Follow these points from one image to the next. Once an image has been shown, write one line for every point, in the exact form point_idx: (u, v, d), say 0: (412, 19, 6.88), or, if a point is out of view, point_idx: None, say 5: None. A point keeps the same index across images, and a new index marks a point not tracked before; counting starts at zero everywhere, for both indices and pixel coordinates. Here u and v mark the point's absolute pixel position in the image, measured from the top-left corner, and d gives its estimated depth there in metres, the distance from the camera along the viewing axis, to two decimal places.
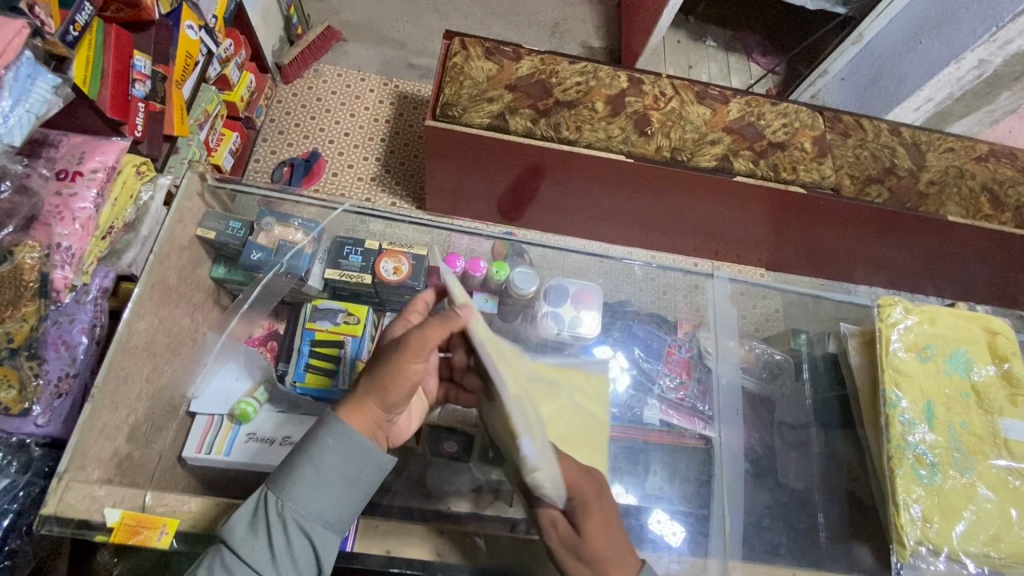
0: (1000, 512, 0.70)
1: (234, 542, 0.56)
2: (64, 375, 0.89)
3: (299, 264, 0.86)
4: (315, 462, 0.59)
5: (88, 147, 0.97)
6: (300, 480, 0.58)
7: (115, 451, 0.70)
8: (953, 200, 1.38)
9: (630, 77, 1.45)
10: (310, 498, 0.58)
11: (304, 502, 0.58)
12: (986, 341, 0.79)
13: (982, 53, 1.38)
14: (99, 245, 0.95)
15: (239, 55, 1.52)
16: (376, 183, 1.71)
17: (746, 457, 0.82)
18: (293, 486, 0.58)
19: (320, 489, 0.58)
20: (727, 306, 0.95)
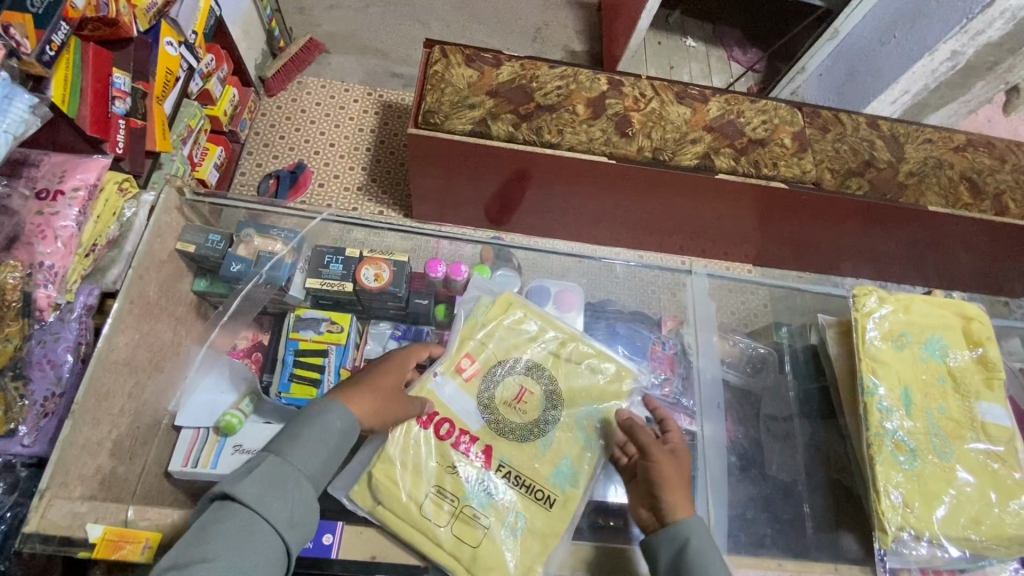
0: (979, 493, 0.71)
1: (236, 494, 0.55)
2: (50, 395, 0.88)
3: (278, 274, 0.87)
4: (317, 425, 0.62)
5: (69, 165, 0.97)
6: (303, 441, 0.60)
7: (98, 466, 0.70)
8: (933, 190, 1.40)
9: (610, 79, 1.47)
10: (310, 458, 0.60)
11: (305, 459, 0.59)
12: (960, 326, 0.80)
13: (954, 45, 1.40)
14: (82, 262, 0.95)
15: (221, 69, 1.52)
16: (363, 192, 1.72)
17: (732, 450, 0.83)
18: (294, 445, 0.60)
19: (317, 451, 0.60)
20: (707, 301, 0.96)
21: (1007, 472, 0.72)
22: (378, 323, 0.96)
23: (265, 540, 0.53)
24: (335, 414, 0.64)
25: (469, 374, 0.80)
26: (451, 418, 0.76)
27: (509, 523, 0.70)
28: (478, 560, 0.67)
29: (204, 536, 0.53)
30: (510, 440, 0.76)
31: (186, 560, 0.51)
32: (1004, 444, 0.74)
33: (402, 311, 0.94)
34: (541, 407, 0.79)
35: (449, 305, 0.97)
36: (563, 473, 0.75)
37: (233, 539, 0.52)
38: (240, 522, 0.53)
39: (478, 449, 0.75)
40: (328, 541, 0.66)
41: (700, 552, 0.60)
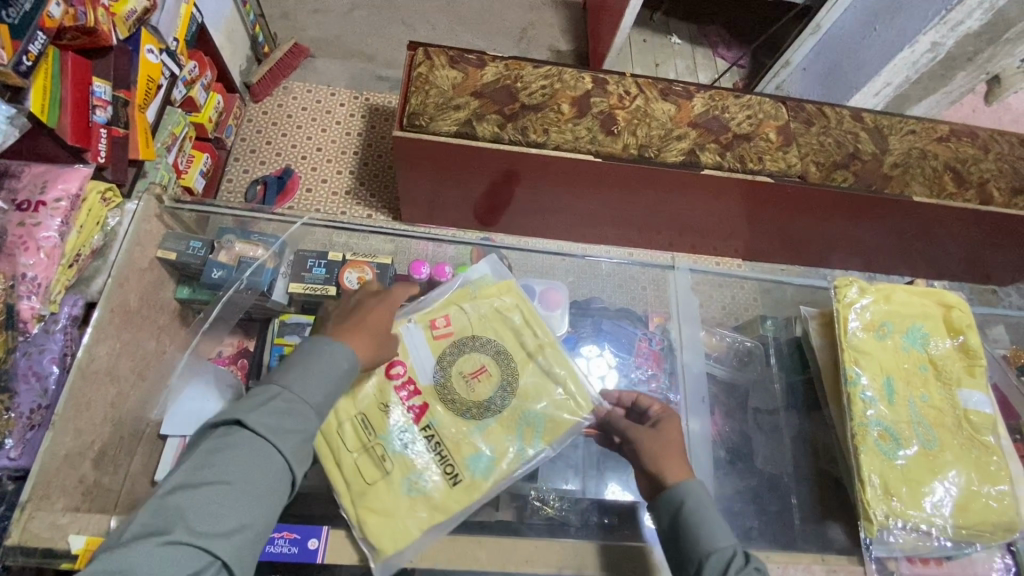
0: (963, 480, 0.71)
1: (247, 421, 0.56)
2: (37, 407, 0.87)
3: (260, 279, 0.87)
4: (324, 362, 0.62)
5: (50, 176, 0.97)
6: (311, 377, 0.61)
7: (81, 477, 0.70)
8: (918, 180, 1.41)
9: (594, 78, 1.47)
10: (316, 393, 0.60)
11: (311, 393, 0.60)
12: (941, 315, 0.81)
13: (934, 36, 1.41)
14: (66, 273, 0.94)
15: (204, 76, 1.51)
16: (351, 196, 1.72)
17: (722, 445, 0.83)
18: (302, 377, 0.60)
19: (323, 387, 0.61)
20: (689, 296, 0.97)
21: (992, 459, 0.73)
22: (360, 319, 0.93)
23: (275, 465, 0.56)
24: (339, 352, 0.63)
25: (438, 333, 0.81)
26: (406, 364, 0.78)
27: (409, 483, 0.71)
28: (367, 499, 0.69)
29: (216, 458, 0.54)
30: (447, 408, 0.77)
31: (199, 479, 0.53)
32: (987, 431, 0.74)
33: None
34: (492, 394, 0.78)
35: None
36: (481, 460, 0.74)
37: (244, 465, 0.54)
38: (251, 448, 0.55)
39: (416, 402, 0.77)
40: (314, 547, 0.66)
41: (699, 513, 0.62)
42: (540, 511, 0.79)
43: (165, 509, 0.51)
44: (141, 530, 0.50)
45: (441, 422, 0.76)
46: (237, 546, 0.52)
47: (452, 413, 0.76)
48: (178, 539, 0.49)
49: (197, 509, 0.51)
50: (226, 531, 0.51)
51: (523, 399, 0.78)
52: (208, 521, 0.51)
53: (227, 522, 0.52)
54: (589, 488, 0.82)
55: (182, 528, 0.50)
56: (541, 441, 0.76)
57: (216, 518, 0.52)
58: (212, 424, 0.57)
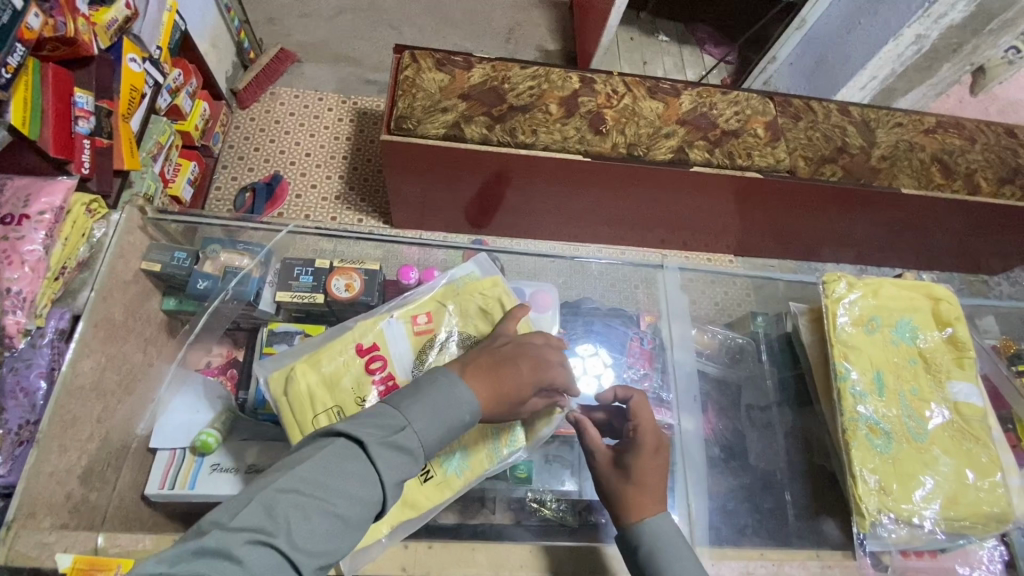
0: (954, 472, 0.72)
1: (369, 448, 0.53)
2: (24, 423, 0.86)
3: (246, 288, 0.87)
4: (448, 404, 0.58)
5: (33, 189, 0.95)
6: (431, 414, 0.57)
7: (69, 494, 0.69)
8: (905, 173, 1.41)
9: (582, 77, 1.47)
10: (431, 435, 0.57)
11: (430, 437, 0.57)
12: (929, 307, 0.81)
13: (918, 29, 1.42)
14: (52, 286, 0.93)
15: (189, 84, 1.50)
16: (341, 201, 1.71)
17: (716, 442, 0.83)
18: (428, 417, 0.57)
19: (439, 431, 0.57)
20: (679, 294, 0.97)
21: (982, 450, 0.73)
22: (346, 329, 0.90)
23: (371, 497, 0.52)
24: (466, 400, 0.59)
25: (419, 329, 0.79)
26: (385, 359, 0.77)
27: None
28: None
29: (330, 475, 0.51)
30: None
31: (312, 490, 0.50)
32: (976, 422, 0.75)
33: None
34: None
35: None
36: (455, 458, 0.71)
37: (347, 488, 0.51)
38: (363, 477, 0.52)
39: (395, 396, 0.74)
40: None
41: (657, 554, 0.62)
42: (537, 512, 0.80)
43: (274, 509, 0.48)
44: (247, 523, 0.47)
45: None
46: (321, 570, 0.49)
47: None
48: (277, 546, 0.47)
49: (300, 521, 0.49)
50: (318, 553, 0.49)
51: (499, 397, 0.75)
52: (308, 538, 0.49)
53: (319, 543, 0.49)
54: (587, 489, 0.81)
55: (284, 537, 0.48)
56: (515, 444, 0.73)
57: (313, 537, 0.49)
58: (334, 432, 0.54)
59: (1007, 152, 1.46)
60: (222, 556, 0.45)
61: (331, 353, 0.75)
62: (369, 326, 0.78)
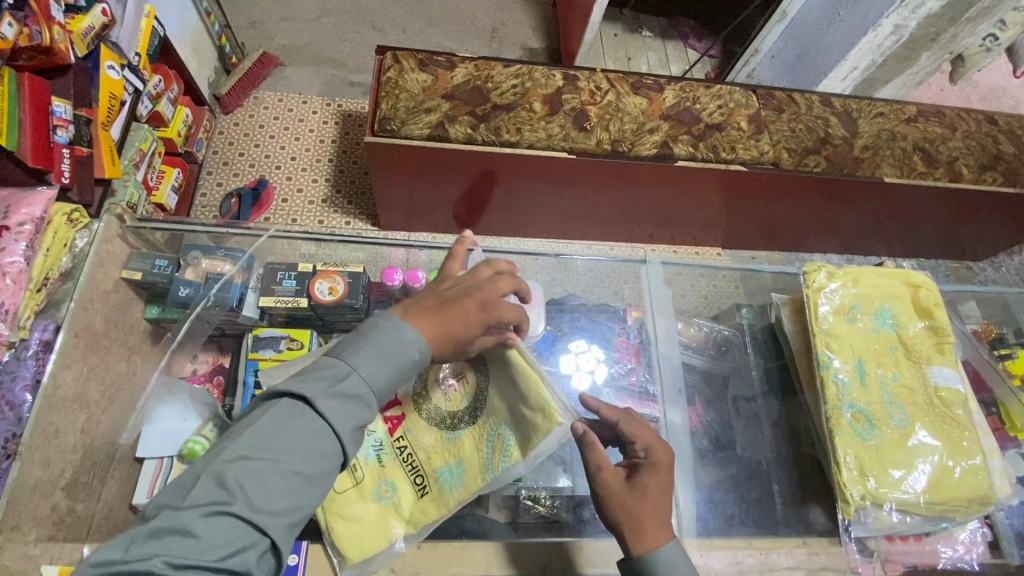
0: (936, 456, 0.72)
1: (314, 403, 0.51)
2: (12, 435, 0.83)
3: (227, 295, 0.87)
4: (394, 341, 0.55)
5: (13, 200, 0.95)
6: (379, 357, 0.54)
7: (54, 506, 0.69)
8: (888, 162, 1.42)
9: (565, 75, 1.47)
10: (382, 376, 0.54)
11: (379, 377, 0.54)
12: (909, 295, 0.82)
13: (896, 19, 1.43)
14: (34, 297, 0.92)
15: (170, 90, 1.49)
16: (327, 204, 1.70)
17: (704, 434, 0.84)
18: (372, 361, 0.54)
19: (390, 370, 0.54)
20: (662, 288, 0.95)
21: (964, 434, 0.74)
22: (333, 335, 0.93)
23: (328, 450, 0.51)
24: (412, 339, 0.56)
25: None
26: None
27: (380, 491, 0.71)
28: (337, 506, 0.69)
29: (278, 436, 0.50)
30: (423, 419, 0.74)
31: (261, 455, 0.49)
32: (957, 407, 0.75)
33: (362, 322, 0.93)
34: (470, 407, 0.74)
35: None
36: (450, 473, 0.70)
37: (301, 445, 0.50)
38: (312, 432, 0.51)
39: (394, 412, 0.75)
40: (294, 562, 0.66)
41: None
42: (532, 510, 0.80)
43: (225, 480, 0.48)
44: (200, 498, 0.47)
45: (413, 430, 0.74)
46: (290, 526, 0.49)
47: (424, 421, 0.74)
48: (236, 514, 0.47)
49: (255, 486, 0.48)
50: (280, 512, 0.48)
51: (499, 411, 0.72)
52: (265, 500, 0.48)
53: (281, 502, 0.49)
54: (579, 485, 0.81)
55: (241, 503, 0.47)
56: (506, 459, 0.68)
57: (272, 496, 0.49)
58: (276, 393, 0.52)
59: (988, 139, 1.48)
60: (180, 532, 0.46)
61: None
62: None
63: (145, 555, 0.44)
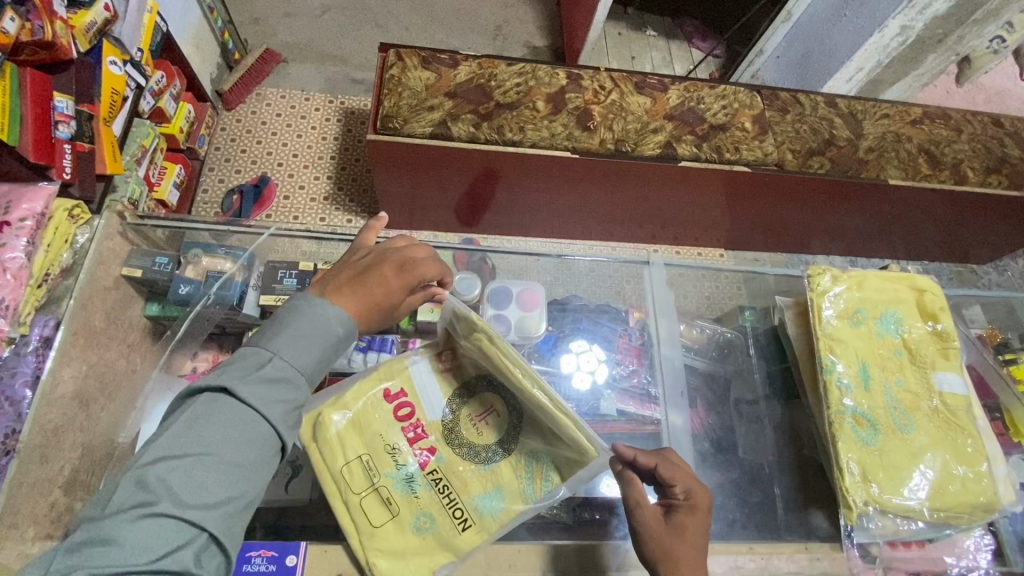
0: (940, 463, 0.72)
1: (234, 390, 0.51)
2: (12, 431, 0.83)
3: (228, 293, 0.86)
4: (316, 322, 0.56)
5: (14, 196, 0.95)
6: (302, 340, 0.55)
7: (53, 504, 0.68)
8: (892, 164, 1.41)
9: (568, 74, 1.46)
10: (307, 358, 0.55)
11: (303, 357, 0.55)
12: (914, 299, 0.82)
13: (903, 19, 1.42)
14: (35, 293, 0.92)
15: (173, 86, 1.48)
16: (329, 202, 1.70)
17: (705, 436, 0.83)
18: (293, 343, 0.54)
19: (317, 352, 0.56)
20: (666, 289, 0.97)
21: (967, 440, 0.73)
22: None
23: (260, 434, 0.51)
24: (333, 314, 0.57)
25: (445, 368, 0.75)
26: (414, 404, 0.73)
27: (418, 524, 0.67)
28: (377, 542, 0.66)
29: (201, 428, 0.49)
30: (456, 449, 0.71)
31: (185, 451, 0.48)
32: (961, 412, 0.75)
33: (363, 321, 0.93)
34: (504, 435, 0.71)
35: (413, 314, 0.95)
36: (491, 502, 0.68)
37: (228, 434, 0.49)
38: (238, 420, 0.50)
39: (425, 443, 0.71)
40: (292, 563, 0.65)
41: None
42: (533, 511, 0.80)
43: (146, 480, 0.46)
44: (123, 503, 0.46)
45: (447, 460, 0.70)
46: (226, 517, 0.48)
47: (458, 451, 0.71)
48: (162, 512, 0.46)
49: (182, 482, 0.47)
50: (214, 504, 0.48)
51: (533, 441, 0.70)
52: (194, 494, 0.47)
53: (214, 494, 0.48)
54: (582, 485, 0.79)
55: (166, 501, 0.46)
56: (549, 485, 0.69)
57: (203, 490, 0.48)
58: (192, 389, 0.51)
59: (994, 142, 1.47)
60: (102, 541, 0.44)
61: (356, 402, 0.71)
62: (394, 367, 0.74)
63: (64, 570, 0.43)
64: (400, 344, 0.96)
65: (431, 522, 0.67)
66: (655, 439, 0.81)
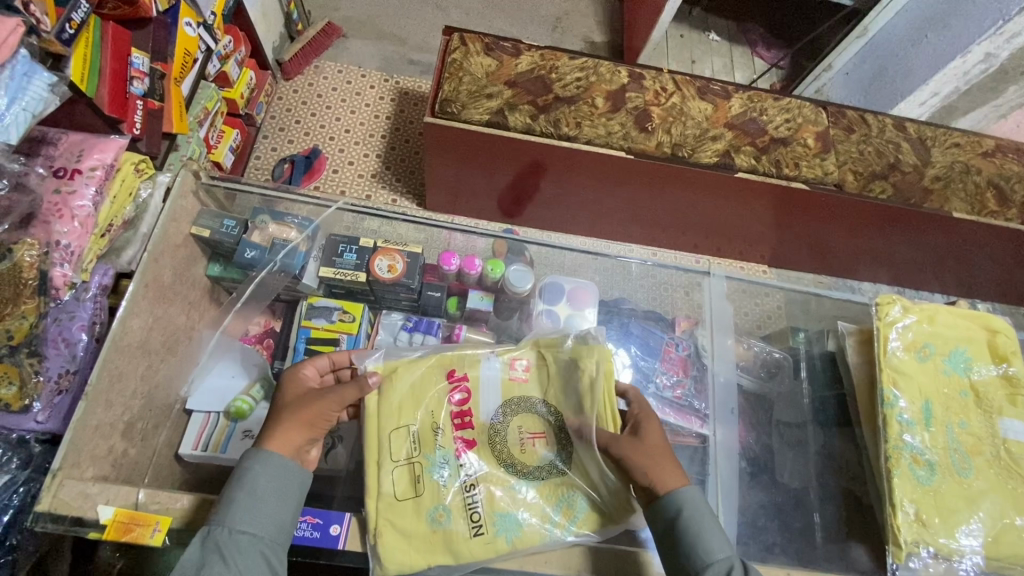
0: (997, 511, 0.69)
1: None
2: (64, 372, 0.87)
3: (292, 261, 0.89)
4: (246, 489, 0.58)
5: (86, 145, 0.95)
6: (238, 502, 0.58)
7: (111, 448, 0.72)
8: (959, 196, 1.36)
9: (630, 73, 1.44)
10: (245, 516, 0.57)
11: (245, 517, 0.57)
12: (985, 340, 0.79)
13: (988, 47, 1.35)
14: (98, 242, 0.93)
15: (238, 52, 1.51)
16: (376, 179, 1.71)
17: (742, 455, 0.82)
18: (231, 510, 0.57)
19: (260, 505, 0.58)
20: (724, 303, 0.95)
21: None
22: (390, 314, 0.95)
23: None
24: (258, 464, 0.60)
25: (515, 377, 0.76)
26: (471, 392, 0.75)
27: (433, 514, 0.67)
28: (392, 513, 0.67)
29: None
30: (496, 456, 0.71)
31: None
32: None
33: (415, 303, 0.96)
34: (547, 459, 0.71)
35: (460, 300, 0.97)
36: (510, 522, 0.67)
37: None
38: None
39: (467, 435, 0.73)
40: (336, 532, 0.67)
41: (698, 518, 0.61)
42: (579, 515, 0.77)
43: None
44: None
45: (483, 466, 0.71)
46: None
47: (497, 460, 0.71)
48: None
49: None
50: None
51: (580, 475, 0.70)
52: None
53: None
54: None
55: None
56: (575, 529, 0.67)
57: None
58: None
59: None
60: None
61: (422, 385, 0.75)
62: (470, 353, 0.78)
63: None
64: (446, 328, 0.94)
65: (441, 522, 0.67)
66: (700, 455, 0.80)
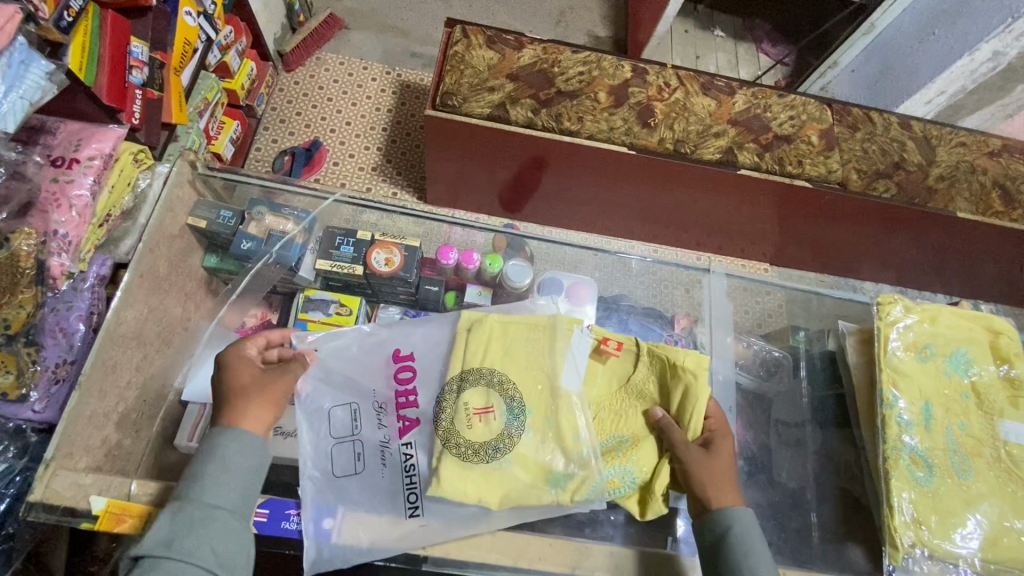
0: (996, 514, 0.69)
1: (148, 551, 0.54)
2: (62, 361, 0.86)
3: (288, 253, 0.90)
4: (218, 463, 0.60)
5: (85, 134, 0.95)
6: (210, 478, 0.59)
7: (105, 439, 0.71)
8: (964, 196, 1.35)
9: (634, 67, 1.42)
10: (219, 490, 0.59)
11: (217, 491, 0.58)
12: (988, 341, 0.78)
13: (996, 45, 1.33)
14: (95, 232, 0.93)
15: (239, 42, 1.50)
16: (376, 172, 1.70)
17: (740, 454, 0.81)
18: (202, 485, 0.58)
19: (234, 480, 0.60)
20: (724, 301, 0.96)
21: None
22: (387, 307, 0.95)
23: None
24: (231, 445, 0.62)
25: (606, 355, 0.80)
26: (414, 372, 0.76)
27: (497, 449, 0.69)
28: (463, 440, 0.69)
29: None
30: (443, 433, 0.69)
31: None
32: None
33: (412, 297, 0.95)
34: (491, 439, 0.69)
35: (459, 295, 0.96)
36: (560, 477, 0.69)
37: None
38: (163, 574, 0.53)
39: (410, 415, 0.72)
40: (328, 526, 0.65)
41: (748, 534, 0.63)
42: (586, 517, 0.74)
43: None
44: None
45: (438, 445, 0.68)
46: None
47: (449, 436, 0.69)
48: None
49: None
50: None
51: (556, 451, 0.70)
52: None
53: None
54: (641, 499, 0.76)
55: None
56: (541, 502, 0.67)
57: None
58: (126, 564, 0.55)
59: None
60: None
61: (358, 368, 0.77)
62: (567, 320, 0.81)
63: None
64: None
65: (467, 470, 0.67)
66: None
